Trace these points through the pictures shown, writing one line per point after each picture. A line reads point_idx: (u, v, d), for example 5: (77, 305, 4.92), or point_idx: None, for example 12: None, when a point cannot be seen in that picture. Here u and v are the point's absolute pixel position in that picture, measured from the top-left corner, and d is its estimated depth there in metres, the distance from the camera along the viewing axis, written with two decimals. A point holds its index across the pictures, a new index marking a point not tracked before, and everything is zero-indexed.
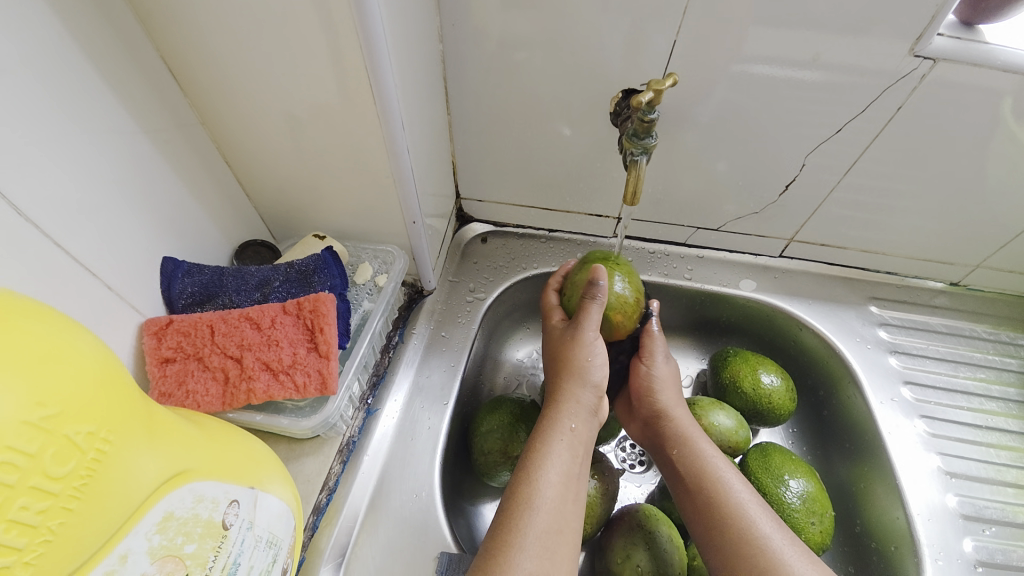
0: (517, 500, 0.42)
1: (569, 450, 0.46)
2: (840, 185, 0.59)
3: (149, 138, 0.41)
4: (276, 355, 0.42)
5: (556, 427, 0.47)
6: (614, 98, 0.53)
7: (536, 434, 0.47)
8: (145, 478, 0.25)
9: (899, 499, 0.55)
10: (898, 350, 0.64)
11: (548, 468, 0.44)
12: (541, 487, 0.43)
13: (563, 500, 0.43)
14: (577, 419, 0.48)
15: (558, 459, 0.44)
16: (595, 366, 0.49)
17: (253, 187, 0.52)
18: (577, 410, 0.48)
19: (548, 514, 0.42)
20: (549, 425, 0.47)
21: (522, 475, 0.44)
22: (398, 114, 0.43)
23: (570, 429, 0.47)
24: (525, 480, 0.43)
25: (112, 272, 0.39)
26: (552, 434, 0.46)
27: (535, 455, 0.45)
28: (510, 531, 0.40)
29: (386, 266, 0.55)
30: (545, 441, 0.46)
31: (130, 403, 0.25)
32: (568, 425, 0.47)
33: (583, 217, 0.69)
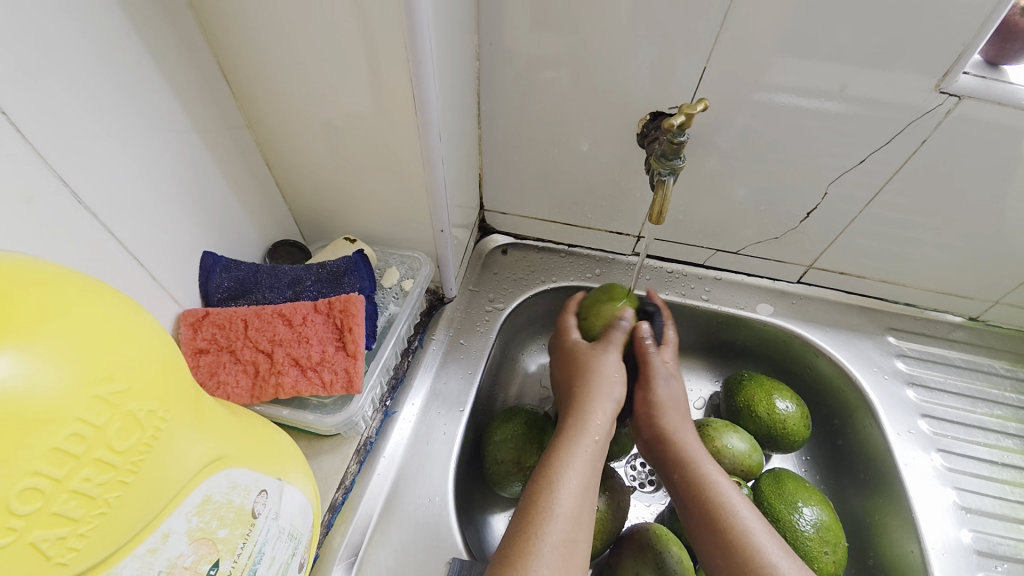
0: (535, 509, 0.42)
1: (589, 462, 0.46)
2: (861, 215, 0.59)
3: (200, 137, 0.43)
4: (306, 352, 0.43)
5: (577, 437, 0.47)
6: (642, 120, 0.54)
7: (555, 443, 0.47)
8: (191, 460, 0.26)
9: (914, 533, 0.55)
10: (916, 382, 0.64)
11: (567, 478, 0.44)
12: (560, 497, 0.43)
13: (580, 510, 0.43)
14: (599, 430, 0.48)
15: (577, 470, 0.45)
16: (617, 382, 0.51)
17: (290, 189, 0.54)
18: (599, 422, 0.48)
19: (566, 523, 0.42)
20: (569, 434, 0.47)
21: (540, 483, 0.44)
22: (436, 127, 0.45)
23: (591, 439, 0.47)
24: (544, 489, 0.43)
25: (156, 262, 0.41)
26: (573, 443, 0.46)
27: (554, 464, 0.45)
28: (527, 539, 0.41)
29: (412, 272, 0.56)
30: (566, 450, 0.46)
31: (184, 386, 0.27)
32: (590, 434, 0.47)
33: (603, 233, 0.70)
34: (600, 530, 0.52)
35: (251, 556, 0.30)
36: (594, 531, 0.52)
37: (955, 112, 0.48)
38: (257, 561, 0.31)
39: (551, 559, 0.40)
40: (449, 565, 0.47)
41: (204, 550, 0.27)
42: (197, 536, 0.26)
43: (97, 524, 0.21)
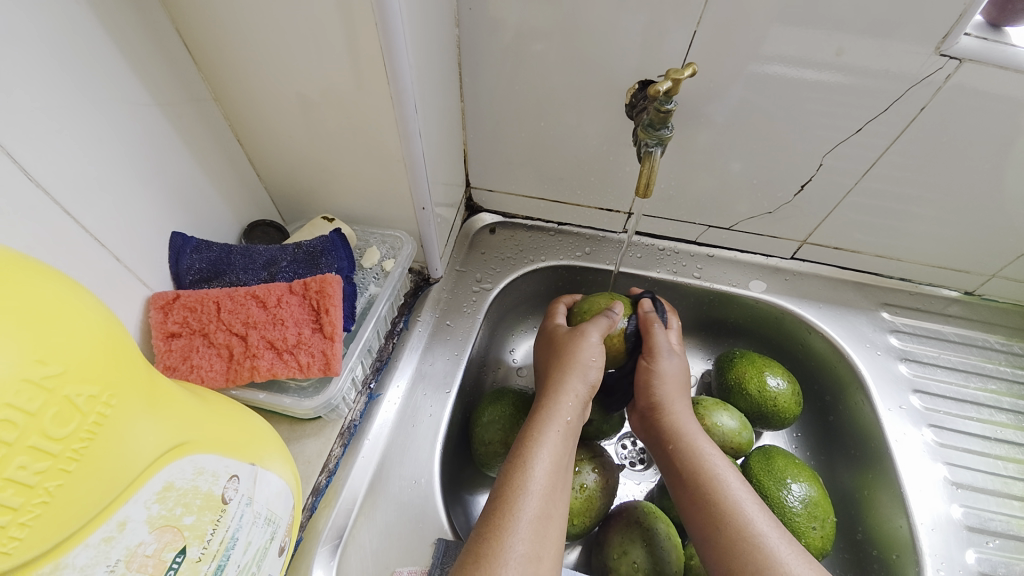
0: (512, 486, 0.42)
1: (562, 442, 0.46)
2: (856, 188, 0.57)
3: (161, 110, 0.41)
4: (281, 334, 0.41)
5: (550, 417, 0.47)
6: (630, 90, 0.52)
7: (529, 424, 0.47)
8: (144, 447, 0.25)
9: (902, 507, 0.55)
10: (909, 357, 0.63)
11: (541, 457, 0.44)
12: (535, 474, 0.43)
13: (554, 487, 0.43)
14: (570, 412, 0.48)
15: (551, 449, 0.45)
16: (597, 364, 0.50)
17: (264, 166, 0.52)
18: (573, 400, 0.48)
19: (540, 500, 0.42)
20: (543, 416, 0.47)
21: (515, 463, 0.44)
22: (412, 96, 0.42)
23: (563, 421, 0.47)
24: (519, 467, 0.43)
25: (120, 244, 0.39)
26: (547, 424, 0.46)
27: (528, 444, 0.45)
28: (504, 515, 0.40)
29: (394, 251, 0.55)
30: (539, 430, 0.46)
31: (132, 371, 0.25)
32: (563, 414, 0.47)
33: (593, 210, 0.68)
34: (589, 508, 0.52)
35: (224, 542, 0.30)
36: (583, 510, 0.51)
37: (950, 82, 0.46)
38: (230, 548, 0.30)
39: (526, 533, 0.40)
40: (433, 547, 0.47)
41: (168, 538, 0.26)
42: (159, 524, 0.26)
43: (39, 514, 0.20)
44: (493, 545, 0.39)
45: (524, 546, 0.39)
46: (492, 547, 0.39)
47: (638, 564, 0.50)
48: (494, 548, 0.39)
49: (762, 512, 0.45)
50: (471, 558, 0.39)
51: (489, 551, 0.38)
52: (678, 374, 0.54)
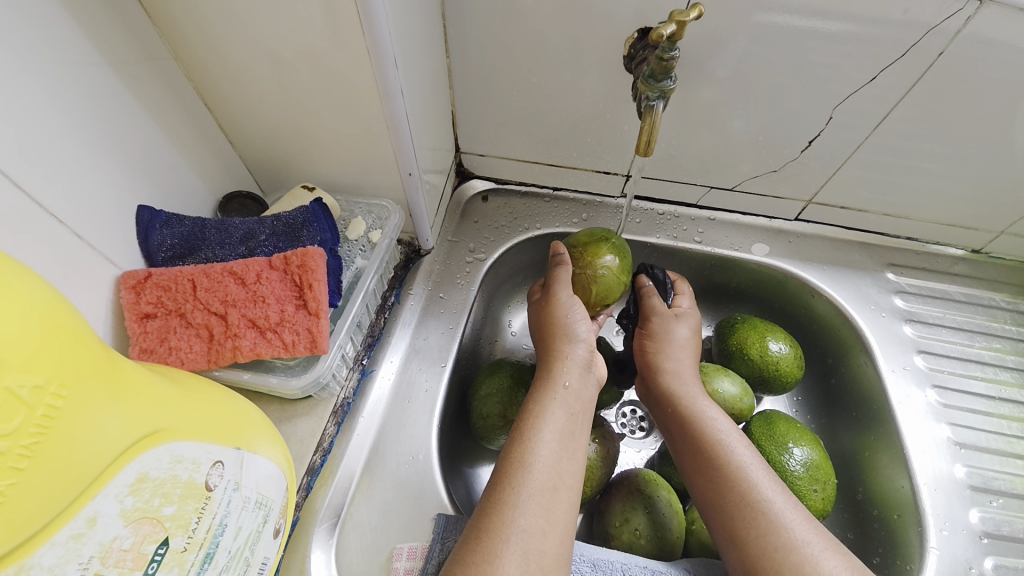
0: (514, 462, 0.41)
1: (566, 415, 0.44)
2: (867, 142, 0.54)
3: (114, 70, 0.37)
4: (263, 312, 0.39)
5: (551, 391, 0.45)
6: (629, 39, 0.48)
7: (529, 400, 0.46)
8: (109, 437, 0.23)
9: (904, 468, 0.55)
10: (913, 318, 0.62)
11: (544, 431, 0.42)
12: (538, 448, 0.41)
13: (560, 461, 0.42)
14: (570, 385, 0.46)
15: (554, 423, 0.43)
16: (584, 331, 0.50)
17: (236, 133, 0.48)
18: (571, 365, 0.47)
19: (544, 475, 0.40)
20: (544, 390, 0.46)
21: (516, 439, 0.42)
22: (391, 49, 0.39)
23: (565, 395, 0.45)
24: (520, 442, 0.42)
25: (81, 220, 0.36)
26: (549, 399, 0.45)
27: (529, 419, 0.43)
28: (505, 491, 0.39)
29: (380, 221, 0.51)
30: (541, 405, 0.44)
31: (87, 358, 0.23)
32: (562, 382, 0.46)
33: (589, 174, 0.65)
34: (589, 477, 0.51)
35: (211, 530, 0.28)
36: (584, 480, 0.51)
37: (964, 32, 0.43)
38: (218, 535, 0.29)
39: (530, 508, 0.39)
40: (434, 522, 0.46)
41: (147, 530, 0.25)
42: (135, 517, 0.24)
43: None
44: (494, 521, 0.38)
45: (528, 521, 0.38)
46: (493, 522, 0.38)
47: (640, 531, 0.49)
48: (495, 522, 0.38)
49: (769, 476, 0.44)
50: (471, 535, 0.38)
51: (490, 525, 0.38)
52: (685, 337, 0.54)
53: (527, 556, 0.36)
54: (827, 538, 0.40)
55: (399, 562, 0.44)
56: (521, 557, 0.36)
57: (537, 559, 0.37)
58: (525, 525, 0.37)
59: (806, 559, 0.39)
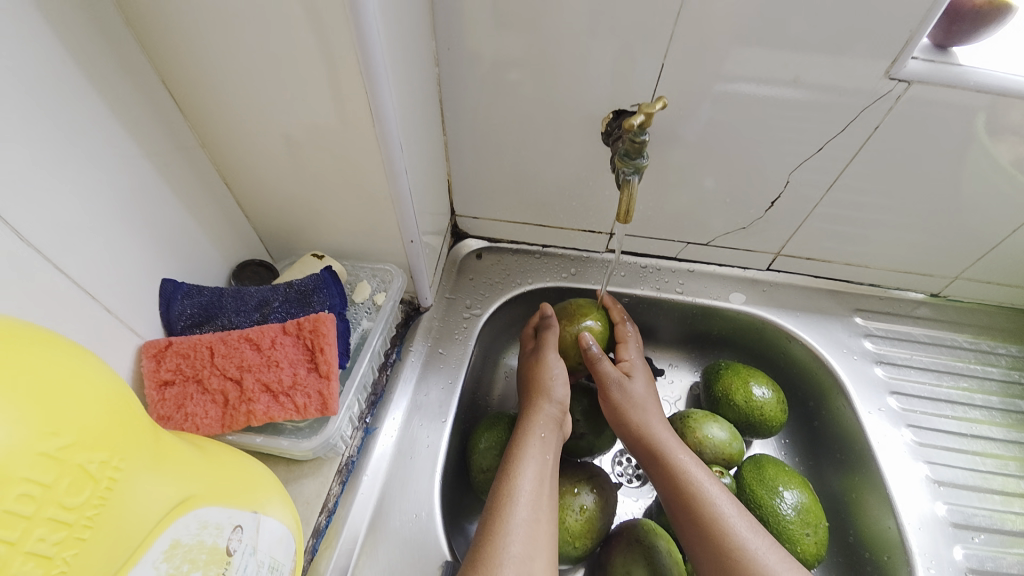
0: (502, 497, 0.47)
1: (545, 455, 0.50)
2: (823, 200, 0.61)
3: (149, 160, 0.41)
4: (277, 376, 0.41)
5: (531, 435, 0.51)
6: (604, 120, 0.56)
7: (513, 444, 0.52)
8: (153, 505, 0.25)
9: (890, 508, 0.57)
10: (884, 360, 0.66)
11: (526, 471, 0.48)
12: (520, 485, 0.47)
13: (541, 497, 0.47)
14: (546, 430, 0.52)
15: (534, 463, 0.49)
16: (560, 388, 0.55)
17: (251, 208, 0.52)
18: (549, 417, 0.53)
19: (528, 508, 0.46)
20: (525, 434, 0.52)
21: (503, 478, 0.48)
22: (397, 136, 0.44)
23: (542, 439, 0.51)
24: (506, 481, 0.48)
25: (111, 295, 0.39)
26: (530, 441, 0.51)
27: (513, 460, 0.49)
28: (497, 522, 0.45)
29: (385, 284, 0.55)
30: (523, 448, 0.50)
31: (135, 430, 0.26)
32: (541, 431, 0.52)
33: (576, 232, 0.70)
34: (590, 529, 0.52)
35: None
36: (584, 532, 0.52)
37: (907, 94, 0.50)
38: None
39: (518, 536, 0.44)
40: (443, 563, 0.48)
41: None
42: None
43: None
44: (491, 548, 0.44)
45: (517, 548, 0.43)
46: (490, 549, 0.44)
47: None
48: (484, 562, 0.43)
49: (742, 519, 0.47)
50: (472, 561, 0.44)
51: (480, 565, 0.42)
52: (643, 392, 0.57)
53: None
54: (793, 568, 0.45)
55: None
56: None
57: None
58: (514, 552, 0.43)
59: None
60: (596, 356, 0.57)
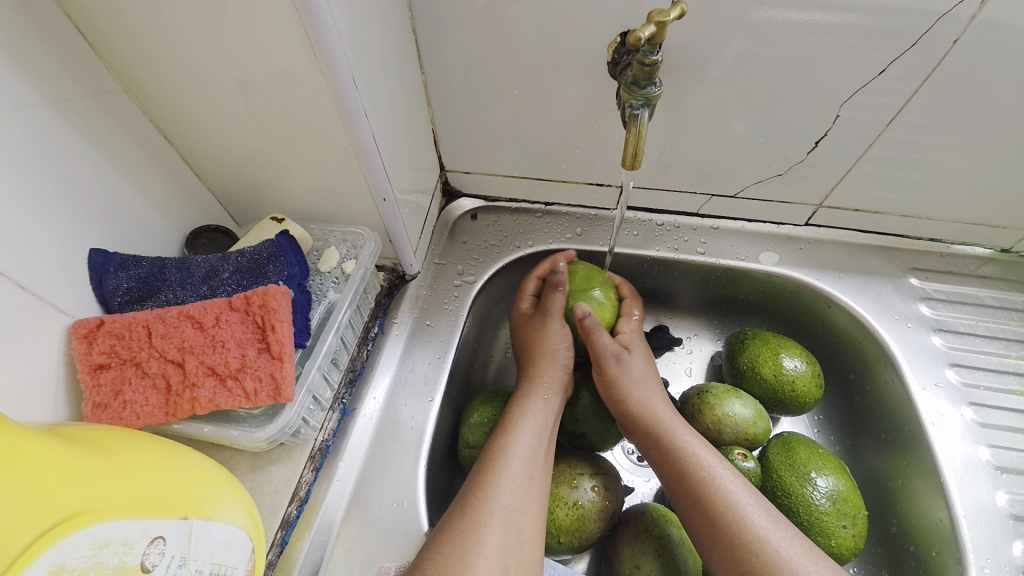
0: (497, 449, 0.44)
1: (547, 412, 0.47)
2: (880, 140, 0.50)
3: (58, 110, 0.35)
4: (222, 358, 0.36)
5: (535, 392, 0.48)
6: (613, 44, 0.43)
7: (514, 399, 0.48)
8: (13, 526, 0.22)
9: (942, 497, 0.49)
10: (943, 328, 0.57)
11: (526, 425, 0.45)
12: (520, 437, 0.44)
13: (539, 453, 0.44)
14: (549, 388, 0.49)
15: (535, 419, 0.46)
16: (565, 349, 0.51)
17: (202, 166, 0.46)
18: (550, 383, 0.49)
19: (524, 461, 0.43)
20: (528, 391, 0.48)
21: (500, 430, 0.45)
22: (348, 70, 0.36)
23: (546, 396, 0.48)
24: (504, 433, 0.45)
25: (27, 271, 0.33)
26: (533, 396, 0.48)
27: (514, 413, 0.46)
28: (489, 471, 0.42)
29: (355, 250, 0.49)
30: (524, 404, 0.47)
31: None
32: (544, 395, 0.48)
33: (581, 186, 0.62)
34: (581, 528, 0.46)
35: None
36: (572, 529, 0.46)
37: (976, 20, 0.40)
38: None
39: (512, 488, 0.41)
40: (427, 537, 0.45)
41: None
42: None
43: None
44: (480, 496, 0.41)
45: (508, 499, 0.40)
46: (480, 496, 0.41)
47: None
48: (467, 524, 0.39)
49: (748, 492, 0.42)
50: (461, 506, 0.40)
51: (463, 525, 0.39)
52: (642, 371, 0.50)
53: (507, 533, 0.39)
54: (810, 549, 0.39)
55: None
56: (504, 531, 0.39)
57: (516, 536, 0.39)
58: (505, 503, 0.40)
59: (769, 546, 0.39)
60: (592, 327, 0.50)
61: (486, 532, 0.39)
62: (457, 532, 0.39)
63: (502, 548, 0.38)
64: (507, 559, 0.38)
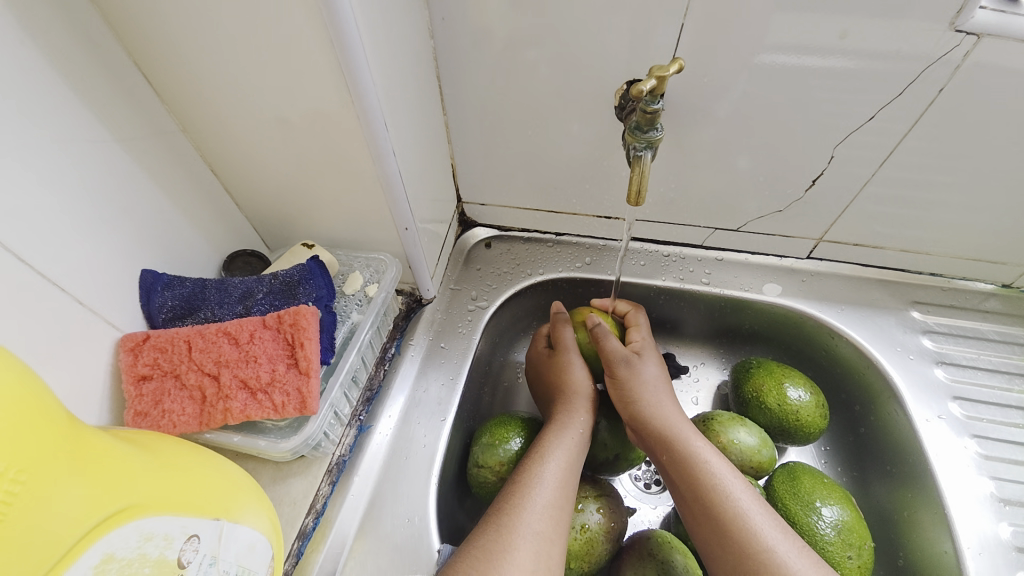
0: (527, 474, 0.45)
1: (578, 442, 0.48)
2: (873, 178, 0.53)
3: (123, 145, 0.40)
4: (255, 372, 0.39)
5: (566, 421, 0.50)
6: (619, 90, 0.48)
7: (546, 428, 0.50)
8: (70, 518, 0.24)
9: (947, 530, 0.49)
10: (945, 360, 0.58)
11: (556, 454, 0.46)
12: (548, 466, 0.45)
13: (567, 484, 0.45)
14: (576, 416, 0.50)
15: (565, 449, 0.47)
16: (584, 377, 0.53)
17: (242, 195, 0.50)
18: (581, 412, 0.51)
19: (554, 491, 0.44)
20: (559, 420, 0.50)
21: (531, 457, 0.46)
22: (380, 112, 0.40)
23: (579, 428, 0.49)
24: (534, 461, 0.46)
25: (87, 287, 0.37)
26: (564, 426, 0.49)
27: (545, 443, 0.48)
28: (519, 496, 0.43)
29: (378, 274, 0.52)
30: (555, 433, 0.49)
31: (50, 431, 0.25)
32: (576, 426, 0.49)
33: (591, 218, 0.65)
34: (590, 552, 0.47)
35: None
36: (582, 553, 0.46)
37: (968, 61, 0.43)
38: None
39: (541, 515, 0.42)
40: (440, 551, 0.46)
41: None
42: None
43: None
44: (510, 520, 0.42)
45: (539, 526, 0.41)
46: (511, 519, 0.42)
47: None
48: (500, 545, 0.40)
49: (767, 514, 0.43)
50: (493, 528, 0.41)
51: (495, 546, 0.40)
52: (654, 375, 0.53)
53: (538, 558, 0.40)
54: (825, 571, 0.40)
55: None
56: (533, 556, 0.40)
57: (546, 563, 0.40)
58: (535, 529, 0.41)
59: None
60: (601, 330, 0.55)
61: (516, 555, 0.39)
62: (488, 552, 0.40)
63: (533, 573, 0.39)
64: None
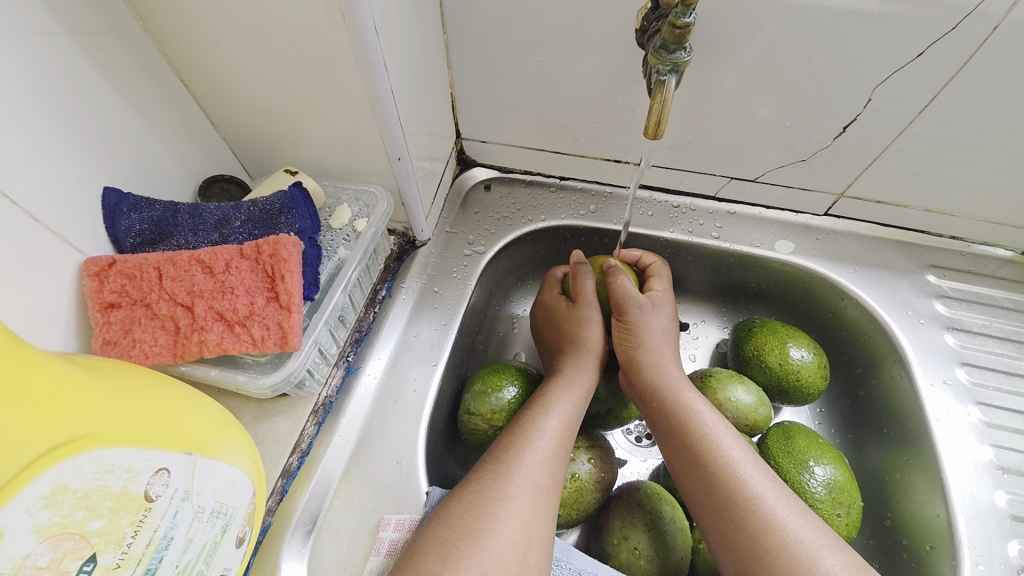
0: (527, 426, 0.43)
1: (581, 398, 0.47)
2: (905, 133, 0.48)
3: (76, 41, 0.34)
4: (231, 304, 0.36)
5: (571, 375, 0.48)
6: (641, 10, 0.42)
7: (547, 381, 0.48)
8: (10, 446, 0.22)
9: (940, 493, 0.49)
10: (956, 326, 0.56)
11: (559, 407, 0.45)
12: (550, 419, 0.44)
13: (567, 438, 0.44)
14: (577, 371, 0.48)
15: (568, 402, 0.46)
16: (596, 338, 0.50)
17: (217, 112, 0.45)
18: (586, 368, 0.49)
19: (554, 443, 0.43)
20: (563, 374, 0.48)
21: (531, 409, 0.45)
22: (369, 16, 0.35)
23: (582, 383, 0.48)
24: (535, 413, 0.44)
25: (42, 201, 0.34)
26: (568, 380, 0.48)
27: (547, 395, 0.46)
28: (516, 446, 0.42)
29: (368, 209, 0.48)
30: (558, 386, 0.47)
31: None
32: (580, 380, 0.48)
33: (598, 162, 0.60)
34: (580, 500, 0.46)
35: (153, 543, 0.27)
36: (571, 501, 0.46)
37: (1007, 18, 0.39)
38: (163, 548, 0.27)
39: (540, 466, 0.41)
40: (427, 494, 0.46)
41: (68, 547, 0.23)
42: (52, 532, 0.23)
43: None
44: (507, 469, 0.40)
45: (537, 478, 0.40)
46: (507, 468, 0.40)
47: (640, 550, 0.45)
48: (495, 492, 0.39)
49: (761, 472, 0.41)
50: (488, 475, 0.40)
51: (490, 493, 0.39)
52: (662, 325, 0.50)
53: (534, 508, 0.39)
54: (823, 532, 0.38)
55: (385, 532, 0.44)
56: (529, 506, 0.39)
57: (542, 512, 0.39)
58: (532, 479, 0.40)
59: (804, 556, 0.36)
60: (616, 271, 0.51)
61: (510, 504, 0.39)
62: (482, 498, 0.39)
63: (528, 522, 0.38)
64: (532, 533, 0.38)
